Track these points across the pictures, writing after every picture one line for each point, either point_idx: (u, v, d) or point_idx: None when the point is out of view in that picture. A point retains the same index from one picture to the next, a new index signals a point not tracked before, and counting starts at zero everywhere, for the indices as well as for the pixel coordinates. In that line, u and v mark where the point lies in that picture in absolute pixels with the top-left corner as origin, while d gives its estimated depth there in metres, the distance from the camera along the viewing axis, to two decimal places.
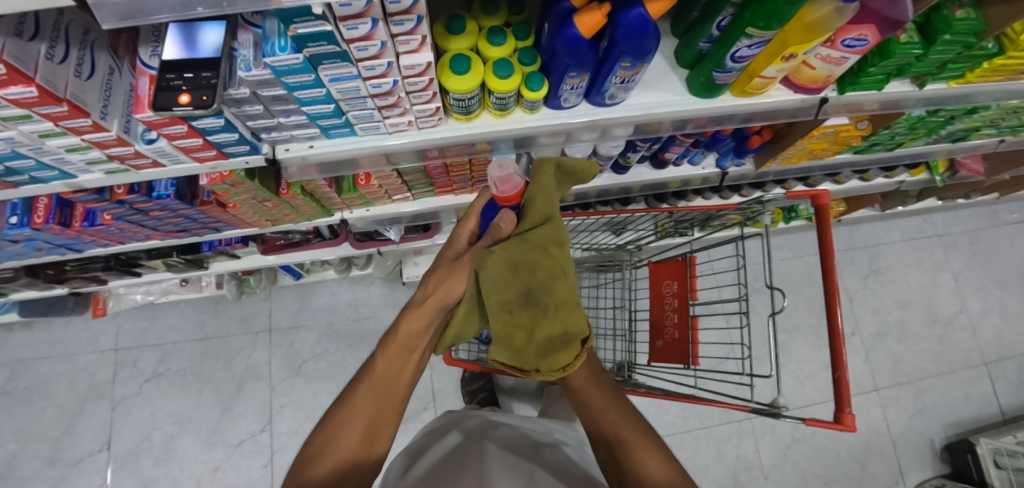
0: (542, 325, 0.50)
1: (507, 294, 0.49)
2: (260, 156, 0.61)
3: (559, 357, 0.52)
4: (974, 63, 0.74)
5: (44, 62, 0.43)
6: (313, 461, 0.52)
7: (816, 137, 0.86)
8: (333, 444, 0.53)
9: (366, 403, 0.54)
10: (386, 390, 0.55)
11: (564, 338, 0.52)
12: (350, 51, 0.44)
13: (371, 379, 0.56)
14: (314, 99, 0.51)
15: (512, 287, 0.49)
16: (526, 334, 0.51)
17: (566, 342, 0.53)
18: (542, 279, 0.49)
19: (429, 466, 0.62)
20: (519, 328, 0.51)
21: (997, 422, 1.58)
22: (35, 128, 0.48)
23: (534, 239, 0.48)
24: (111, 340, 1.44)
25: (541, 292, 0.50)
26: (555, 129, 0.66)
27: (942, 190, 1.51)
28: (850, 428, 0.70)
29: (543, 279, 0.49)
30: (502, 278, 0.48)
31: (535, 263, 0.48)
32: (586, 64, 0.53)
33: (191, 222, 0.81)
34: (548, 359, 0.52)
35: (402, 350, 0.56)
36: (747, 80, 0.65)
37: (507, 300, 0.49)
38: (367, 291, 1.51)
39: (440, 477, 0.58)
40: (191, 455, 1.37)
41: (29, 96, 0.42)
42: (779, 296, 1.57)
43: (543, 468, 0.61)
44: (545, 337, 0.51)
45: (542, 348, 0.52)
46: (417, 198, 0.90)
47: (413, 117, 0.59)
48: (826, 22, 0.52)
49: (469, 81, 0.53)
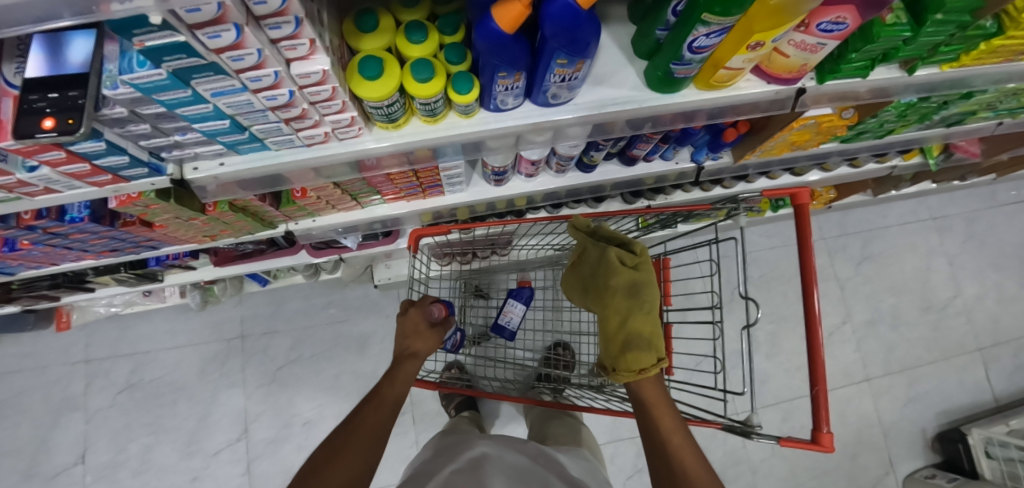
0: (629, 316, 0.66)
1: (614, 279, 0.69)
2: (164, 177, 0.55)
3: (641, 353, 0.62)
4: (970, 45, 0.66)
5: None
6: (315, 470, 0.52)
7: (797, 129, 0.80)
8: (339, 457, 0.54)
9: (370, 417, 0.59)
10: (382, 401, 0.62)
11: (643, 339, 0.64)
12: (222, 62, 0.38)
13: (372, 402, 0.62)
14: (203, 115, 0.45)
15: (610, 274, 0.69)
16: (620, 317, 0.67)
17: (645, 344, 0.63)
18: (642, 278, 0.69)
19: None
20: (615, 314, 0.68)
21: (991, 409, 1.54)
22: None
23: (636, 249, 0.72)
24: (82, 352, 1.38)
25: (642, 289, 0.68)
26: (496, 133, 0.59)
27: (938, 173, 1.45)
28: (828, 448, 0.66)
29: (634, 283, 0.68)
30: (612, 266, 0.70)
31: (641, 272, 0.69)
32: (516, 62, 0.45)
33: (121, 242, 0.75)
34: (633, 356, 0.62)
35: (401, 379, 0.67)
36: (711, 71, 0.57)
37: (615, 285, 0.69)
38: (341, 293, 1.43)
39: None
40: (168, 467, 1.33)
41: None
42: (751, 309, 1.49)
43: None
44: (635, 330, 0.65)
45: (629, 338, 0.65)
46: (365, 207, 0.84)
47: (330, 128, 0.52)
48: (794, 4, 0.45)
49: (382, 87, 0.46)
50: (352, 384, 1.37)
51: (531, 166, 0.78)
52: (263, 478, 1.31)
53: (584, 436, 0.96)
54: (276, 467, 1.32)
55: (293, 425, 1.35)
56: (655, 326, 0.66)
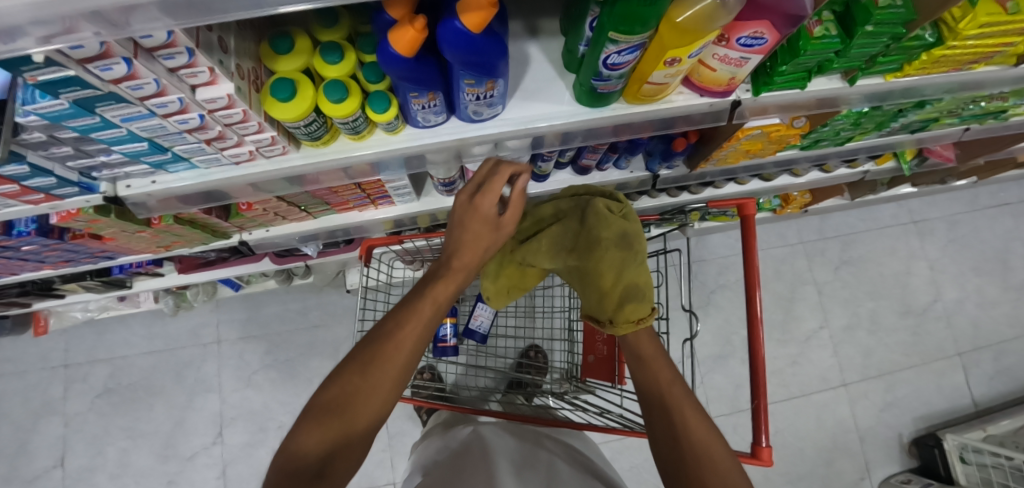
0: (621, 266, 0.62)
1: (605, 231, 0.63)
2: (97, 195, 0.56)
3: (637, 304, 0.59)
4: (912, 55, 0.66)
5: None
6: (343, 421, 0.45)
7: (744, 139, 0.79)
8: (367, 391, 0.47)
9: (410, 338, 0.50)
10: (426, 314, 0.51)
11: (637, 289, 0.61)
12: (121, 91, 0.39)
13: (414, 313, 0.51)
14: (119, 138, 0.46)
15: (603, 225, 0.64)
16: (615, 269, 0.62)
17: (638, 295, 0.60)
18: (631, 227, 0.65)
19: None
20: (608, 270, 0.62)
21: (970, 414, 1.53)
22: None
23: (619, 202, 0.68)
24: (60, 356, 1.40)
25: (633, 238, 0.64)
26: (424, 149, 0.59)
27: (915, 177, 1.44)
28: (767, 462, 0.67)
29: (626, 234, 0.64)
30: (603, 217, 0.64)
31: (632, 222, 0.65)
32: (424, 83, 0.46)
33: (75, 254, 0.76)
34: (630, 309, 0.59)
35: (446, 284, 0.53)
36: (637, 85, 0.57)
37: (605, 236, 0.63)
38: (315, 298, 1.44)
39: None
40: (145, 469, 1.35)
41: None
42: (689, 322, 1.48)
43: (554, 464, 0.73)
44: (632, 280, 0.61)
45: (628, 289, 0.61)
46: (317, 217, 0.85)
47: (254, 147, 0.53)
48: (709, 21, 0.44)
49: (295, 108, 0.47)
50: None
51: None
52: (238, 482, 1.33)
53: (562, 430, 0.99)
54: (250, 470, 1.34)
55: (267, 430, 1.37)
56: (648, 278, 0.62)
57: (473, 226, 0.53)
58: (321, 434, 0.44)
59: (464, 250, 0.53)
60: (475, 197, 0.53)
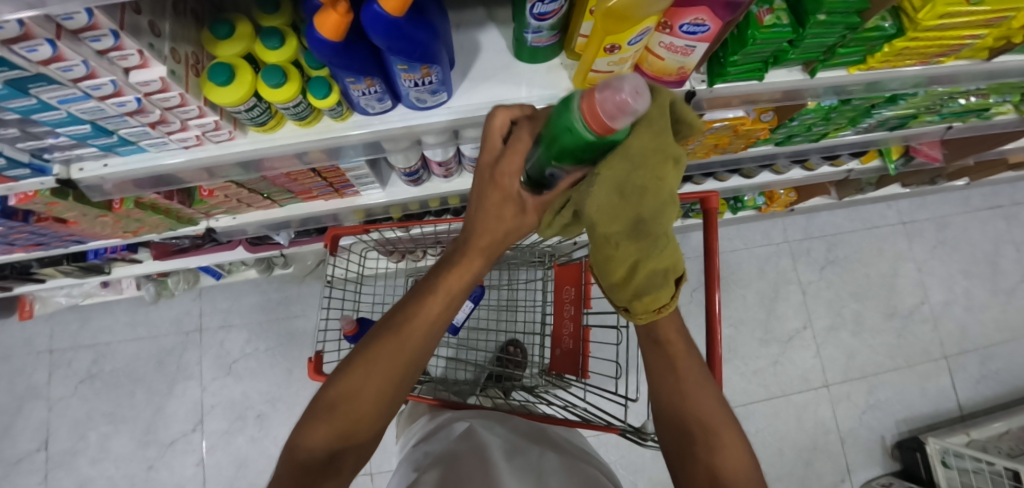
0: (636, 261, 0.42)
1: (611, 227, 0.39)
2: (50, 177, 0.57)
3: (659, 295, 0.46)
4: (873, 46, 0.65)
5: None
6: (376, 388, 0.47)
7: (709, 132, 0.79)
8: (365, 385, 0.47)
9: (438, 312, 0.48)
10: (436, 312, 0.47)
11: (663, 276, 0.45)
12: (50, 73, 0.39)
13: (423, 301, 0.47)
14: (60, 121, 0.47)
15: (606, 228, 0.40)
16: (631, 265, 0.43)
17: (660, 281, 0.45)
18: (654, 203, 0.38)
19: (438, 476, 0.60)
20: (622, 264, 0.43)
21: (955, 418, 1.50)
22: None
23: (639, 152, 0.35)
24: (45, 342, 1.42)
25: (652, 222, 0.39)
26: (372, 137, 0.59)
27: (902, 177, 1.42)
28: None
29: (649, 228, 0.40)
30: (611, 207, 0.38)
31: (663, 183, 0.37)
32: (360, 69, 0.46)
33: (42, 237, 0.77)
34: (649, 303, 0.47)
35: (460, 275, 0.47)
36: (583, 74, 0.56)
37: (608, 233, 0.40)
38: (296, 289, 1.45)
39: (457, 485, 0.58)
40: (126, 454, 1.36)
41: None
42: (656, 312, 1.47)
43: (554, 464, 0.66)
44: (650, 276, 0.44)
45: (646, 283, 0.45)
46: (284, 206, 0.85)
47: (200, 133, 0.53)
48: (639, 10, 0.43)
49: (234, 93, 0.47)
50: (304, 378, 1.40)
51: (442, 168, 0.79)
52: (216, 468, 1.35)
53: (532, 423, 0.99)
54: (228, 457, 1.35)
55: (246, 418, 1.38)
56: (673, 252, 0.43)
57: (496, 206, 0.43)
58: (344, 404, 0.47)
59: (485, 234, 0.45)
60: (498, 164, 0.42)
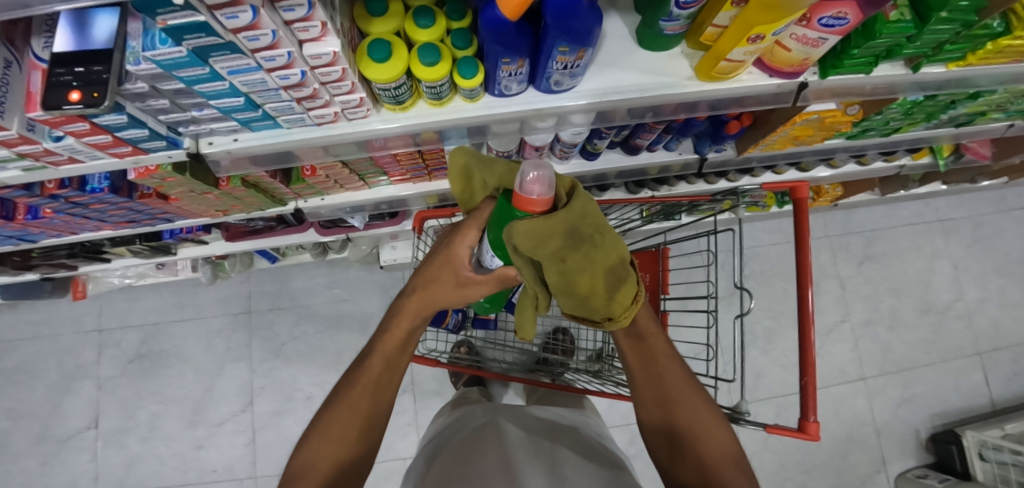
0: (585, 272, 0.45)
1: (551, 244, 0.42)
2: (181, 150, 0.58)
3: (624, 292, 0.48)
4: (976, 44, 0.66)
5: None
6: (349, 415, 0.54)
7: (800, 123, 0.80)
8: (331, 447, 0.52)
9: (386, 347, 0.57)
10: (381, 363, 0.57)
11: (619, 271, 0.47)
12: (238, 41, 0.39)
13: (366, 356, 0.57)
14: (218, 92, 0.47)
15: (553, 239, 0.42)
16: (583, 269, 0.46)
17: (619, 279, 0.47)
18: (578, 210, 0.43)
19: (450, 458, 0.58)
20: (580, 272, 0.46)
21: (987, 413, 1.54)
22: None
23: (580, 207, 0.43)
24: (94, 321, 1.42)
25: (581, 224, 0.43)
26: (498, 118, 0.60)
27: (946, 175, 1.42)
28: (813, 436, 0.68)
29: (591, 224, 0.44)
30: (536, 232, 0.41)
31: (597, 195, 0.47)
32: (519, 50, 0.47)
33: (137, 214, 0.78)
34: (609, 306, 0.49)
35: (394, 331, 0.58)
36: (712, 63, 0.58)
37: (555, 248, 0.43)
38: (344, 273, 1.46)
39: (464, 468, 0.54)
40: (175, 434, 1.37)
41: None
42: (745, 297, 1.52)
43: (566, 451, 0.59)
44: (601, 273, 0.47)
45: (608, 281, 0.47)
46: (372, 187, 0.86)
47: (339, 109, 0.54)
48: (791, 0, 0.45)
49: (390, 69, 0.48)
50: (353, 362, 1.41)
51: (535, 152, 0.80)
52: (266, 449, 1.36)
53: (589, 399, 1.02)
54: (278, 438, 1.37)
55: (295, 400, 1.39)
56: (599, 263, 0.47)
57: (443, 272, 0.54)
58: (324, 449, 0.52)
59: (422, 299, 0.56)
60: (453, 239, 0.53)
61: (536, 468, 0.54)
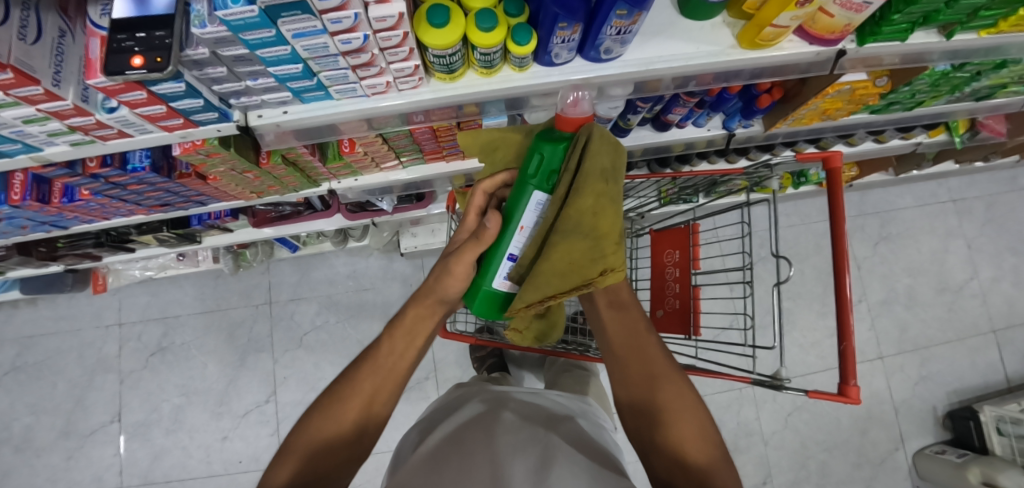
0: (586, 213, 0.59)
1: (581, 192, 0.58)
2: (231, 123, 0.58)
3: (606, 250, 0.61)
4: (1008, 11, 0.65)
5: (17, 43, 0.42)
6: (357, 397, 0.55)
7: (830, 95, 0.81)
8: (332, 424, 0.52)
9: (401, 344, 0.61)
10: (391, 367, 0.58)
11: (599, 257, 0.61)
12: (310, 1, 0.39)
13: (380, 357, 0.59)
14: (279, 57, 0.47)
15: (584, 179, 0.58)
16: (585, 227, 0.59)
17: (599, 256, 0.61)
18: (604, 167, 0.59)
19: (439, 439, 0.57)
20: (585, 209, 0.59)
21: (1002, 389, 1.55)
22: (16, 113, 0.48)
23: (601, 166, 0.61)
24: (115, 315, 1.42)
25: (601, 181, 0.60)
26: (545, 88, 0.61)
27: (961, 153, 1.42)
28: (854, 400, 0.67)
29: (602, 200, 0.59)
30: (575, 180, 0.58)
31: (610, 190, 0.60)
32: (578, 13, 0.48)
33: (172, 196, 0.79)
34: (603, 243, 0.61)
35: (405, 333, 0.62)
36: (757, 31, 0.58)
37: (583, 181, 0.58)
38: (365, 262, 1.46)
39: (448, 453, 0.52)
40: (199, 425, 1.37)
41: (5, 77, 0.41)
42: (783, 268, 1.48)
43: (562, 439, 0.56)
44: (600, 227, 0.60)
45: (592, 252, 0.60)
46: (406, 167, 0.87)
47: (391, 78, 0.55)
48: None
49: (449, 35, 0.48)
50: None
51: None
52: None
53: (595, 386, 0.99)
54: None
55: (319, 389, 1.39)
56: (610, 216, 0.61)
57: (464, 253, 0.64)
58: (327, 428, 0.52)
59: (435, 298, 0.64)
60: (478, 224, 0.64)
61: (526, 457, 0.51)
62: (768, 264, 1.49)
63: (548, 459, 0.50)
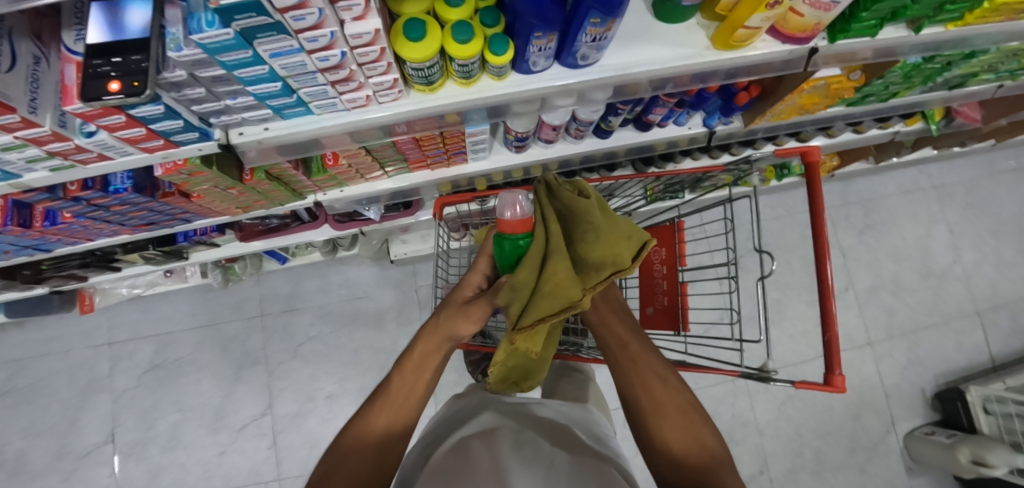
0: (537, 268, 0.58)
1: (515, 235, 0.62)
2: (212, 142, 0.58)
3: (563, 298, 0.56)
4: (973, 3, 0.67)
5: None
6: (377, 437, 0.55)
7: (806, 90, 0.82)
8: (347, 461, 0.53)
9: (419, 381, 0.60)
10: (401, 403, 0.58)
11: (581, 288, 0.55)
12: (285, 21, 0.39)
13: (390, 393, 0.58)
14: (257, 76, 0.48)
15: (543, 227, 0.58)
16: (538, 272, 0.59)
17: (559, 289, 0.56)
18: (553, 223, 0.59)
19: (441, 456, 0.56)
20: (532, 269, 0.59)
21: (988, 369, 1.59)
22: None
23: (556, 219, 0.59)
24: (104, 335, 1.41)
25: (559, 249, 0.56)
26: (526, 95, 0.62)
27: (939, 140, 1.45)
28: (840, 389, 0.68)
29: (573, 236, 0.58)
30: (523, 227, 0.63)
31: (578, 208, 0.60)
32: (553, 23, 0.49)
33: (157, 215, 0.78)
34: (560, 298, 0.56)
35: (415, 368, 0.60)
36: (730, 32, 0.58)
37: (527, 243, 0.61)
38: (357, 271, 1.46)
39: (453, 470, 0.51)
40: (196, 442, 1.36)
41: None
42: (766, 261, 1.51)
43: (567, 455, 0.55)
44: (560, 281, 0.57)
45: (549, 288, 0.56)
46: (392, 176, 0.87)
47: (371, 91, 0.55)
48: None
49: (425, 48, 0.49)
50: (372, 358, 1.41)
51: (552, 131, 0.82)
52: (289, 450, 1.36)
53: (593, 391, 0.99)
54: (301, 438, 1.37)
55: (315, 399, 1.39)
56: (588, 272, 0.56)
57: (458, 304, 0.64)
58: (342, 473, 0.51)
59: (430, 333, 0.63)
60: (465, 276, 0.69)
61: (534, 471, 0.50)
62: (754, 257, 1.52)
63: (553, 473, 0.50)
